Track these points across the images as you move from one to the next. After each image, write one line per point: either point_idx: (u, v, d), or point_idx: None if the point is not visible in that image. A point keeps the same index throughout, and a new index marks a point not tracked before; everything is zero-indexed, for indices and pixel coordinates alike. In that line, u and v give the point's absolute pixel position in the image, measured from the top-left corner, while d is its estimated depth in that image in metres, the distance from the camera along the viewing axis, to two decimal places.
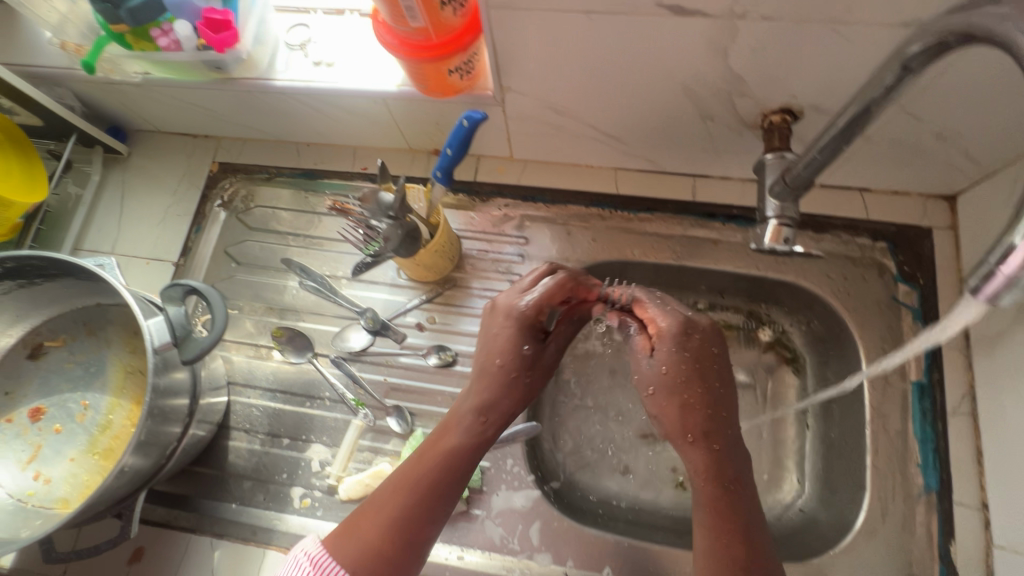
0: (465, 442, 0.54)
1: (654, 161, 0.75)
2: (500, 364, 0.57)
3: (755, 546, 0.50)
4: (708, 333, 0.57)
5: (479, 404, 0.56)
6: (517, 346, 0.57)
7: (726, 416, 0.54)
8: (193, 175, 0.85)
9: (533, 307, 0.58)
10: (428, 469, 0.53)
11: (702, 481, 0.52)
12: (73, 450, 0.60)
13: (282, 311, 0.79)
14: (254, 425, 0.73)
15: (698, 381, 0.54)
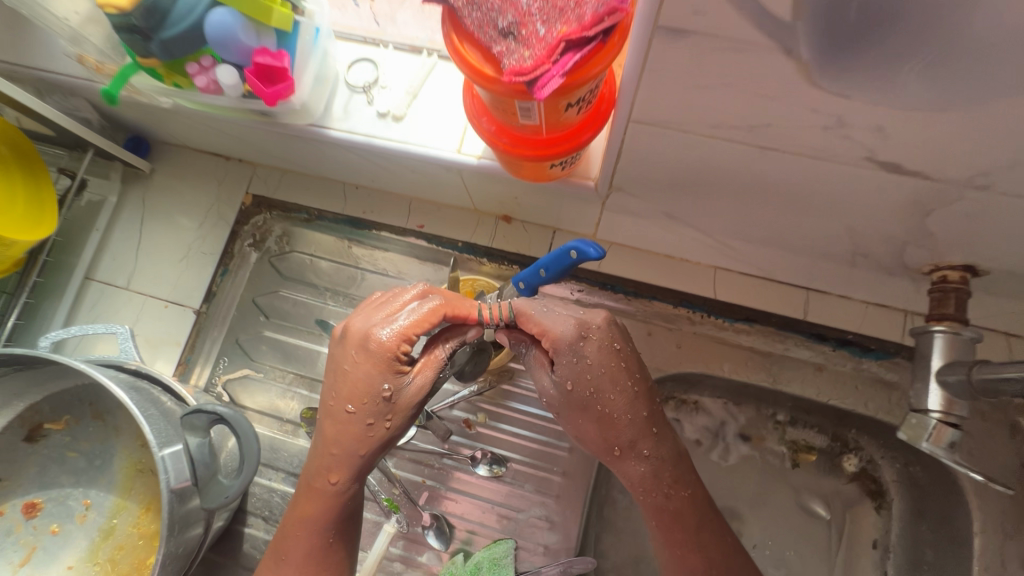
0: (336, 497, 0.49)
1: (766, 269, 0.64)
2: (353, 410, 0.47)
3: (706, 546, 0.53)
4: (605, 329, 0.49)
5: (338, 462, 0.48)
6: (392, 383, 0.47)
7: (646, 416, 0.51)
8: (222, 206, 0.74)
9: (398, 339, 0.47)
10: (313, 533, 0.49)
11: (641, 493, 0.52)
12: (71, 557, 0.52)
13: (313, 382, 0.70)
14: (274, 513, 0.66)
15: (605, 400, 0.49)
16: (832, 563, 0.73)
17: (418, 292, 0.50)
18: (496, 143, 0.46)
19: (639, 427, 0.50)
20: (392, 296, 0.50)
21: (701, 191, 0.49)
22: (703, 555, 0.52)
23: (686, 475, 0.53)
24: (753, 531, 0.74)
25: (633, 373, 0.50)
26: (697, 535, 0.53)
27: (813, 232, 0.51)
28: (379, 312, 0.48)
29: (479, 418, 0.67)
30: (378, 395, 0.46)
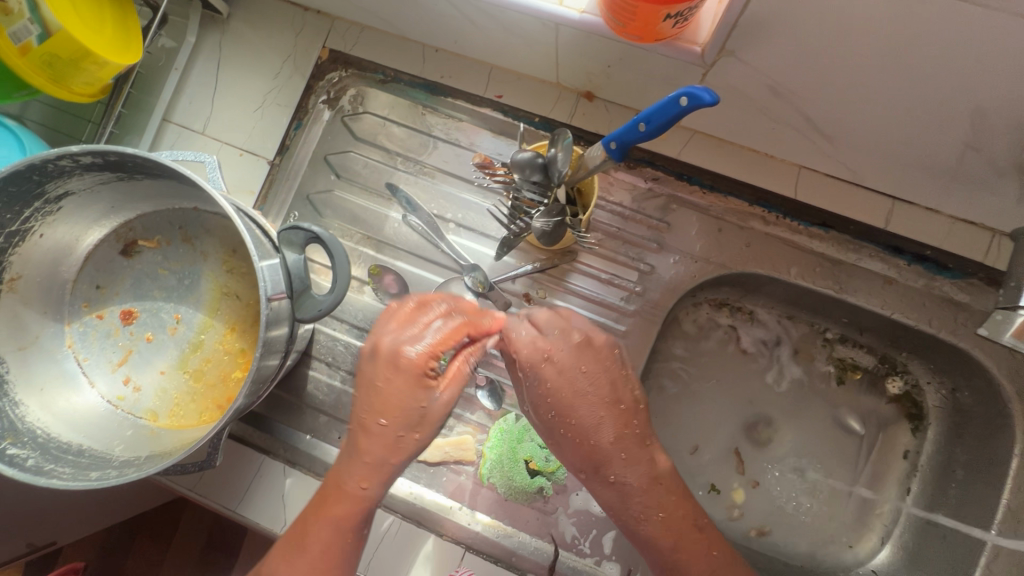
0: (360, 498, 0.51)
1: (855, 172, 0.61)
2: (385, 423, 0.51)
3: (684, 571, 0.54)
4: (571, 355, 0.55)
5: (370, 467, 0.51)
6: (419, 405, 0.51)
7: (612, 439, 0.55)
8: (298, 59, 0.72)
9: (425, 356, 0.51)
10: (334, 532, 0.50)
11: (626, 514, 0.55)
12: (164, 363, 0.57)
13: (379, 244, 0.71)
14: (337, 360, 0.70)
15: (580, 438, 0.55)
16: (857, 476, 0.75)
17: (440, 310, 0.54)
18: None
19: (603, 451, 0.55)
20: (414, 312, 0.53)
21: (822, 58, 0.47)
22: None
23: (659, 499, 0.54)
24: (784, 438, 0.77)
25: (602, 400, 0.55)
26: (705, 558, 0.54)
27: (929, 118, 0.49)
28: (408, 329, 0.52)
29: (539, 294, 0.68)
30: (409, 412, 0.51)
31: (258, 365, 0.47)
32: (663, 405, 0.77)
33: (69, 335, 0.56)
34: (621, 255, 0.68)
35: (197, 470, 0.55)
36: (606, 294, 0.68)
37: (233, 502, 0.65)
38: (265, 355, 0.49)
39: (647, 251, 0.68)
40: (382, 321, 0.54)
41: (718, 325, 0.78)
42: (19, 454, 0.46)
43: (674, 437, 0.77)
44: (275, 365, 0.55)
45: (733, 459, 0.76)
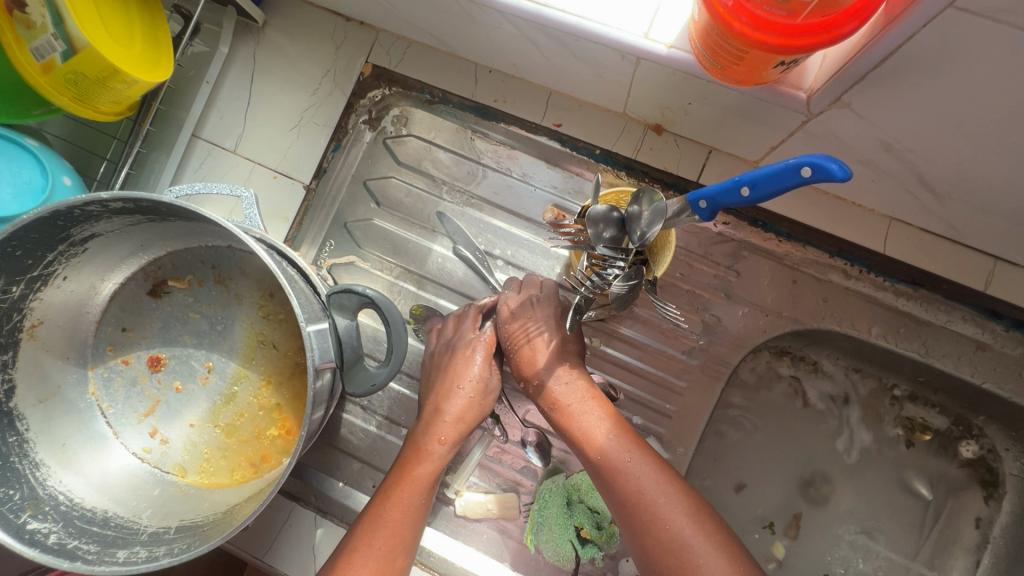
0: (441, 455, 0.57)
1: (958, 230, 0.55)
2: (465, 390, 0.58)
3: (599, 467, 0.52)
4: (530, 305, 0.59)
5: (452, 425, 0.57)
6: (479, 379, 0.59)
7: (550, 360, 0.58)
8: (338, 75, 0.67)
9: (489, 342, 0.60)
10: (415, 489, 0.54)
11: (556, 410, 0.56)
12: (193, 415, 0.52)
13: (421, 280, 0.66)
14: (374, 403, 0.65)
15: (531, 366, 0.58)
16: (921, 545, 0.70)
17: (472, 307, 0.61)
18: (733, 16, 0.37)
19: (540, 361, 0.58)
20: (458, 315, 0.62)
21: (959, 120, 0.41)
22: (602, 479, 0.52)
23: (579, 396, 0.56)
24: (842, 500, 0.72)
25: (549, 340, 0.59)
26: (611, 436, 0.53)
27: None
28: (464, 327, 0.60)
29: (593, 342, 0.63)
30: (473, 383, 0.59)
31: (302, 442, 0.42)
32: (713, 459, 0.72)
33: (92, 381, 0.51)
34: (685, 305, 0.62)
35: None
36: (666, 346, 0.63)
37: (262, 552, 0.62)
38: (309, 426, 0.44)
39: (714, 302, 0.62)
40: (435, 336, 0.62)
41: (780, 376, 0.73)
42: (40, 530, 0.42)
43: (724, 493, 0.72)
44: (317, 423, 0.50)
45: (787, 519, 0.72)
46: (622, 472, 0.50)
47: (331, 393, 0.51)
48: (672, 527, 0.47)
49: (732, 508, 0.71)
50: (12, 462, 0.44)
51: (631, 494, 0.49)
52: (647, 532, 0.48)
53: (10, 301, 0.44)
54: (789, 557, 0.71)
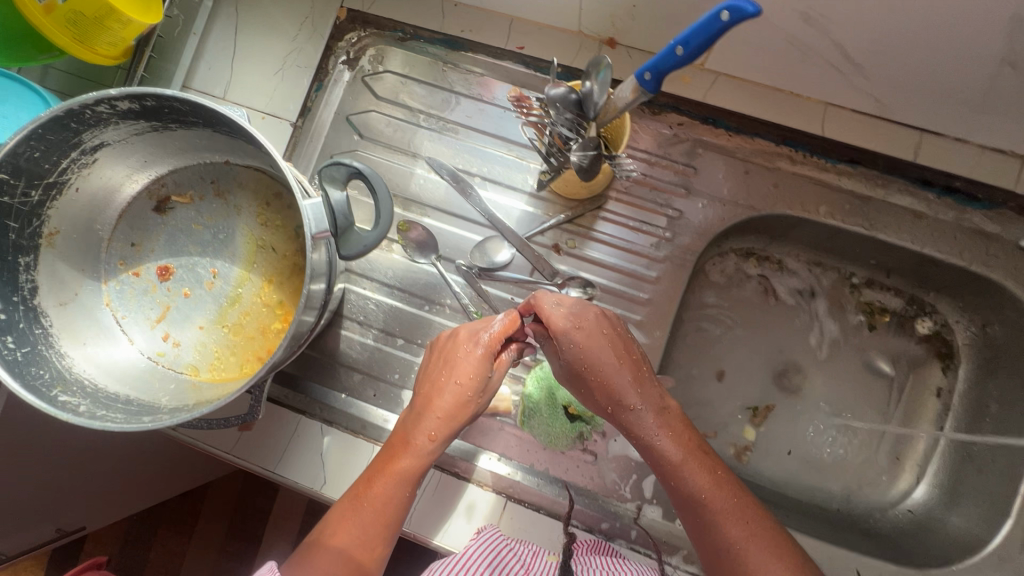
0: (429, 454, 0.54)
1: (884, 105, 0.61)
2: (458, 384, 0.55)
3: (695, 506, 0.52)
4: (597, 324, 0.56)
5: (444, 421, 0.55)
6: (477, 375, 0.56)
7: (629, 379, 0.55)
8: (316, 20, 0.72)
9: (496, 337, 0.57)
10: (399, 484, 0.53)
11: (659, 443, 0.54)
12: (202, 318, 0.56)
13: (406, 202, 0.70)
14: (369, 318, 0.69)
15: (612, 393, 0.55)
16: (889, 419, 0.75)
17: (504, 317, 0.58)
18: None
19: (626, 387, 0.54)
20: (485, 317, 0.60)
21: None
22: (689, 513, 0.52)
23: (669, 431, 0.54)
24: (814, 385, 0.77)
25: (617, 357, 0.55)
26: (713, 478, 0.52)
27: (968, 35, 0.49)
28: (477, 323, 0.59)
29: (570, 244, 0.69)
30: (470, 379, 0.56)
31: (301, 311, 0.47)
32: (691, 356, 0.78)
33: (106, 293, 0.56)
34: (649, 201, 0.68)
35: (218, 428, 0.55)
36: (635, 242, 0.68)
37: (273, 463, 0.66)
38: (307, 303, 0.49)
39: (675, 197, 0.68)
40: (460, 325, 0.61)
41: (747, 275, 0.79)
42: (71, 401, 0.46)
43: (704, 387, 0.77)
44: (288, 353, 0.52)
45: (764, 406, 0.77)
46: (722, 518, 0.51)
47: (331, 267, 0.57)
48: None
49: (711, 399, 0.77)
50: (40, 348, 0.48)
51: (727, 540, 0.50)
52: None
53: (30, 205, 0.48)
54: (768, 441, 0.76)
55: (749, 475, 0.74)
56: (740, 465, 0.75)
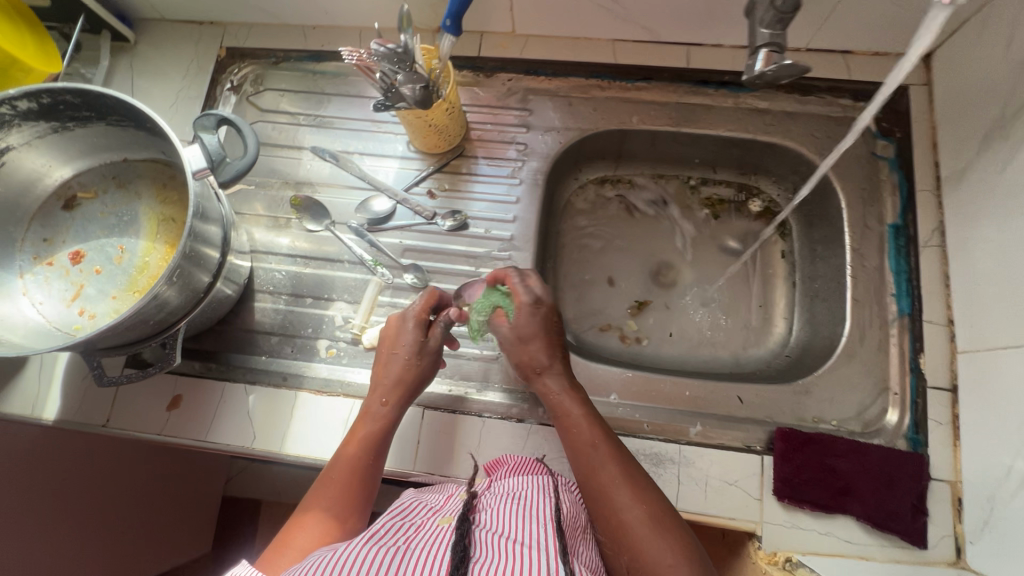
0: (392, 422, 0.64)
1: (651, 29, 0.79)
2: (395, 355, 0.65)
3: (579, 448, 0.59)
4: (545, 298, 0.65)
5: (391, 388, 0.64)
6: (410, 345, 0.65)
7: (549, 358, 0.64)
8: (201, 61, 0.86)
9: (421, 308, 0.67)
10: (361, 447, 0.61)
11: (574, 417, 0.61)
12: (114, 289, 0.63)
13: (298, 185, 0.82)
14: (278, 286, 0.78)
15: (535, 359, 0.63)
16: (751, 285, 0.87)
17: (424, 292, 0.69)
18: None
19: (548, 356, 0.63)
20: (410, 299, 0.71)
21: None
22: (573, 453, 0.59)
23: (566, 384, 0.63)
24: (685, 275, 0.89)
25: (546, 330, 0.64)
26: (619, 467, 0.57)
27: None
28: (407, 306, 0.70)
29: (443, 188, 0.81)
30: (405, 350, 0.65)
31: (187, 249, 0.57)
32: (576, 272, 0.89)
33: (23, 284, 0.62)
34: (500, 142, 0.82)
35: (136, 378, 0.61)
36: (495, 176, 0.81)
37: (204, 431, 0.70)
38: (195, 244, 0.60)
39: (519, 134, 0.82)
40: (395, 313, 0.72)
41: (608, 198, 0.92)
42: None
43: (594, 295, 0.88)
44: (186, 304, 0.63)
45: (647, 299, 0.88)
46: (622, 506, 0.54)
47: (223, 219, 0.67)
48: (622, 515, 0.54)
49: (602, 304, 0.87)
50: None
51: (621, 520, 0.53)
52: (607, 523, 0.54)
53: None
54: (658, 328, 0.86)
55: (647, 358, 0.83)
56: (638, 352, 0.84)
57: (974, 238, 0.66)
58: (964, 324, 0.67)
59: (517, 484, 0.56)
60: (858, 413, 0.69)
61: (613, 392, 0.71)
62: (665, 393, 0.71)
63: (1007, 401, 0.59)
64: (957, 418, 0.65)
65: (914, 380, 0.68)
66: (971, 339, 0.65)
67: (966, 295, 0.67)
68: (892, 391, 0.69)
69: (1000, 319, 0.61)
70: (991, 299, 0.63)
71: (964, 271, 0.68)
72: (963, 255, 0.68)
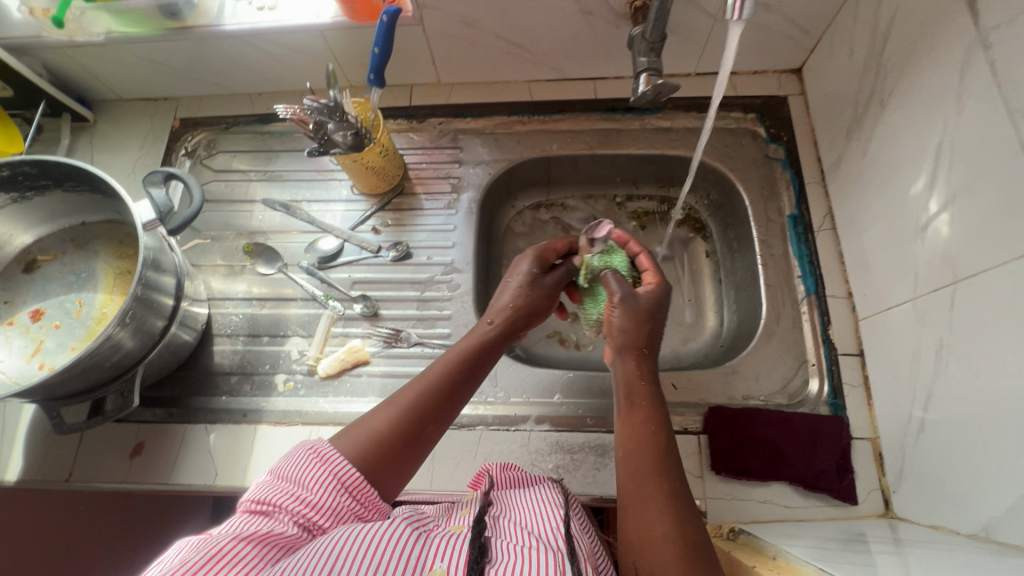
0: (502, 341, 0.66)
1: (559, 69, 0.90)
2: (511, 279, 0.70)
3: (638, 438, 0.55)
4: (654, 292, 0.64)
5: (502, 309, 0.68)
6: (525, 274, 0.70)
7: (648, 351, 0.61)
8: (157, 133, 0.94)
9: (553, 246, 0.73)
10: (453, 361, 0.62)
11: (659, 414, 0.57)
12: (73, 340, 0.66)
13: (251, 234, 0.88)
14: (235, 329, 0.82)
15: (633, 341, 0.61)
16: (682, 285, 0.94)
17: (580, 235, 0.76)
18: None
19: (644, 346, 0.61)
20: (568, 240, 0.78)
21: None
22: (629, 437, 0.56)
23: (650, 375, 0.59)
24: None
25: (654, 320, 0.63)
26: (677, 489, 0.52)
27: (558, 7, 0.78)
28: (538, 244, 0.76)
29: (386, 224, 0.88)
30: (520, 277, 0.70)
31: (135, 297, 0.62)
32: None
33: None
34: (436, 179, 0.90)
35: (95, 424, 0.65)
36: (433, 208, 0.88)
37: (166, 475, 0.72)
38: (148, 292, 0.65)
39: (453, 170, 0.90)
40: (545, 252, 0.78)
41: (544, 221, 0.98)
42: None
43: None
44: (140, 347, 0.68)
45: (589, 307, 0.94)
46: (663, 522, 0.49)
47: (177, 268, 0.72)
48: (656, 524, 0.49)
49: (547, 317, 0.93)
50: None
51: (648, 530, 0.49)
52: (633, 528, 0.50)
53: None
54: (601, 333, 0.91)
55: (593, 362, 0.88)
56: (584, 357, 0.89)
57: (856, 216, 0.75)
58: (860, 293, 0.74)
59: (526, 498, 0.58)
60: (783, 387, 0.74)
61: (558, 392, 0.76)
62: (605, 387, 0.75)
63: (900, 355, 0.65)
64: (868, 379, 0.71)
65: (828, 350, 0.75)
66: (867, 305, 0.73)
67: (857, 267, 0.75)
68: (810, 362, 0.75)
69: (884, 284, 0.69)
70: (875, 267, 0.71)
71: (853, 246, 0.76)
72: (850, 233, 0.76)
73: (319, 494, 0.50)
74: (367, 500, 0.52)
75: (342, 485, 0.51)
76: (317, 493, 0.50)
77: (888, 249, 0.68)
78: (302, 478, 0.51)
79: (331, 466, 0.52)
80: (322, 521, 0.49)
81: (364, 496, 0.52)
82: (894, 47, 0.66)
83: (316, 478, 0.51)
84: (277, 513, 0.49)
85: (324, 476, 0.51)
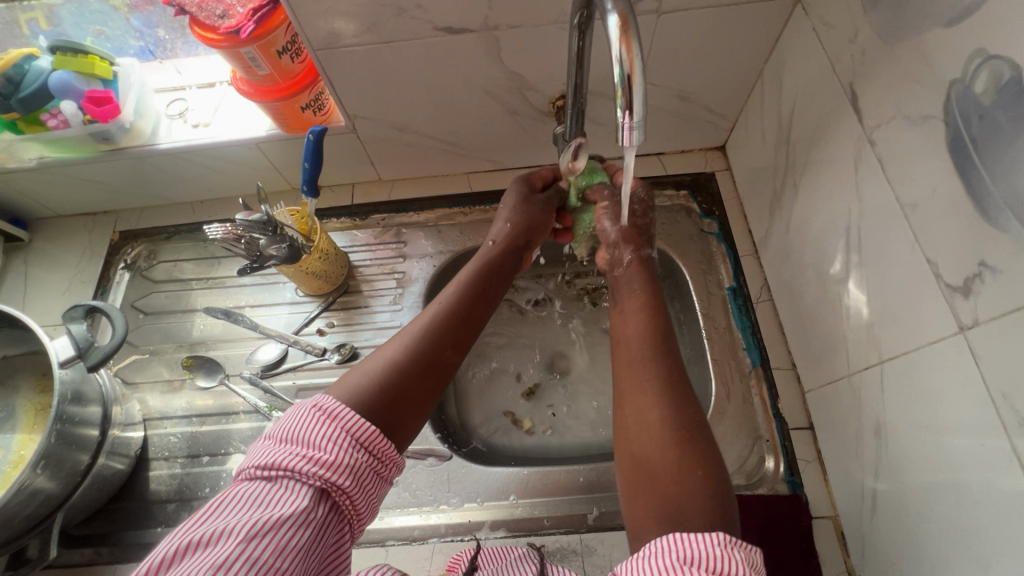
0: (506, 258, 0.72)
1: (495, 161, 0.93)
2: (508, 208, 0.77)
3: (640, 320, 0.61)
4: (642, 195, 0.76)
5: (504, 234, 0.74)
6: (519, 203, 0.77)
7: (640, 247, 0.72)
8: (95, 248, 0.93)
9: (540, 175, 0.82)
10: (463, 280, 0.66)
11: (657, 299, 0.63)
12: None
13: (191, 346, 0.86)
14: (173, 451, 0.78)
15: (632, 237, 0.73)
16: None
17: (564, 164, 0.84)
18: (217, 39, 0.65)
19: (640, 238, 0.73)
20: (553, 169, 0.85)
21: (403, 104, 0.79)
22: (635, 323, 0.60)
23: (648, 261, 0.70)
24: (578, 362, 0.95)
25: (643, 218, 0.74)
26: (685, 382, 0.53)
27: (486, 111, 0.81)
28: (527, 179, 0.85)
29: (333, 323, 0.87)
30: (515, 206, 0.76)
31: (48, 442, 0.59)
32: (476, 377, 0.94)
33: None
34: (380, 274, 0.90)
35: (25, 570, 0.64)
36: (379, 305, 0.87)
37: None
38: (69, 430, 0.62)
39: (397, 264, 0.90)
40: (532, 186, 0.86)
41: None
42: None
43: (495, 395, 0.92)
44: (63, 490, 0.64)
45: (545, 388, 0.93)
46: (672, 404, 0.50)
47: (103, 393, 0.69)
48: (651, 412, 0.50)
49: (504, 403, 0.91)
50: None
51: (649, 416, 0.50)
52: (626, 418, 0.51)
53: None
54: (560, 416, 0.90)
55: (553, 448, 0.86)
56: (544, 444, 0.87)
57: (789, 287, 0.77)
58: (802, 364, 0.75)
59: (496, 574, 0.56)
60: (740, 467, 0.72)
61: (513, 492, 0.73)
62: (560, 483, 0.73)
63: (845, 429, 0.65)
64: (820, 453, 0.71)
65: (780, 424, 0.74)
66: (809, 377, 0.73)
67: (796, 338, 0.76)
68: (765, 439, 0.74)
69: (821, 356, 0.70)
70: (811, 339, 0.72)
71: (790, 317, 0.77)
72: (786, 304, 0.78)
73: (332, 452, 0.45)
74: (384, 454, 0.48)
75: (356, 441, 0.47)
76: (329, 452, 0.45)
77: (820, 323, 0.69)
78: (311, 438, 0.46)
79: (342, 422, 0.47)
80: (338, 483, 0.45)
81: (378, 448, 0.48)
82: (797, 134, 0.70)
83: (327, 436, 0.46)
84: (286, 480, 0.45)
85: (337, 434, 0.46)
